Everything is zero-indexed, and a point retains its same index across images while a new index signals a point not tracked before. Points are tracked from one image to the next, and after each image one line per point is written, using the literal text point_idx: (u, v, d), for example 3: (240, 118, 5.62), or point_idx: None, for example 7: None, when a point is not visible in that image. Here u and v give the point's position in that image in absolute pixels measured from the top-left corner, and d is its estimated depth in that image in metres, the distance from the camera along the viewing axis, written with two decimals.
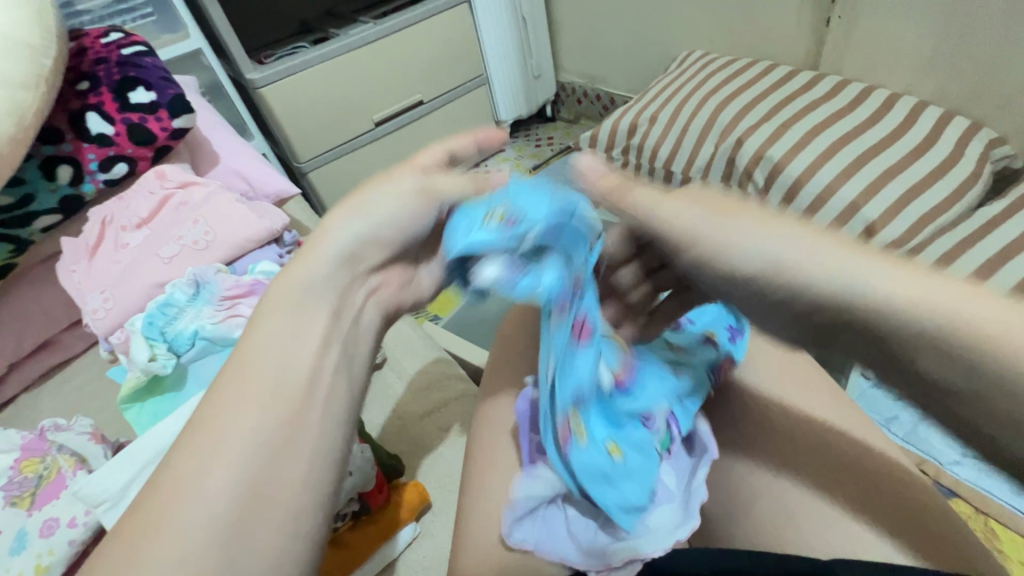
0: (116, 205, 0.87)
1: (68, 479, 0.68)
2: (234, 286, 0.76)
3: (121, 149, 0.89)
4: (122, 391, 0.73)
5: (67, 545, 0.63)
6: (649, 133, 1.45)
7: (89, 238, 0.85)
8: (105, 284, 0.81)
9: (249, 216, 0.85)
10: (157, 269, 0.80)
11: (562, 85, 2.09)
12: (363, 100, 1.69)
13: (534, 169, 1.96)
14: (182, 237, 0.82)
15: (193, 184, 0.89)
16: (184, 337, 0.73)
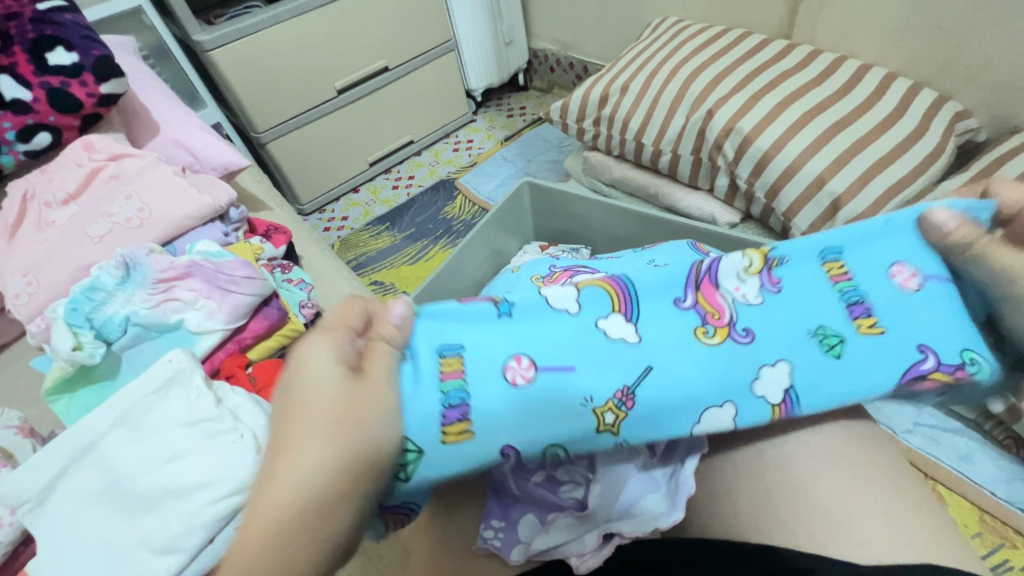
0: (40, 180, 0.80)
1: None
2: (169, 268, 0.64)
3: (42, 118, 0.81)
4: (45, 382, 0.60)
5: None
6: (621, 103, 1.43)
7: (8, 217, 0.77)
8: (28, 266, 0.72)
9: (187, 190, 0.79)
10: (86, 250, 0.72)
11: (535, 52, 2.25)
12: (323, 69, 1.75)
13: (505, 141, 2.14)
14: (113, 214, 0.75)
15: (125, 156, 0.82)
16: (115, 324, 0.61)
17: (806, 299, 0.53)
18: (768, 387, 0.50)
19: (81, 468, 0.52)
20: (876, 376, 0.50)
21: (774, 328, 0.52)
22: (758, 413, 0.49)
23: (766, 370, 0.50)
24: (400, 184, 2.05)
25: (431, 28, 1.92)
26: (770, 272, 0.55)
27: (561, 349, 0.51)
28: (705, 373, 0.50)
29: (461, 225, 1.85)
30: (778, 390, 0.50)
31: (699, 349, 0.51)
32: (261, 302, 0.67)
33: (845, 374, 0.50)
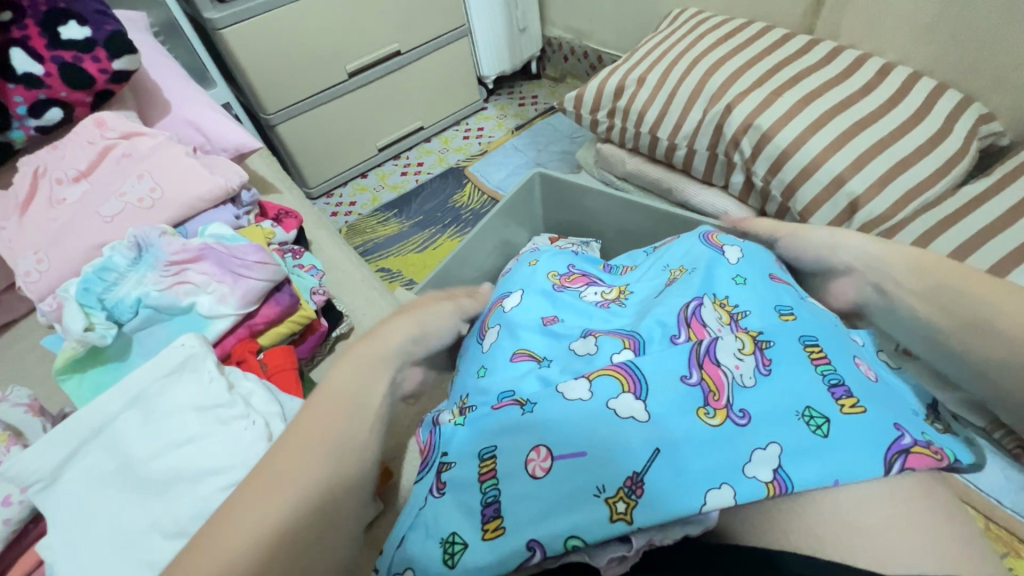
0: (51, 156, 0.79)
1: None
2: (181, 250, 0.64)
3: (54, 93, 0.80)
4: (55, 360, 0.59)
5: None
6: (637, 96, 1.41)
7: (20, 192, 0.76)
8: (40, 243, 0.71)
9: (200, 171, 0.78)
10: (97, 229, 0.71)
11: (549, 40, 2.22)
12: (334, 52, 1.73)
13: (516, 130, 2.12)
14: (124, 193, 0.74)
15: (137, 134, 0.81)
16: (127, 305, 0.61)
17: (796, 383, 0.51)
18: (756, 467, 0.46)
19: (93, 448, 0.52)
20: (859, 466, 0.45)
21: (771, 411, 0.49)
22: (755, 494, 0.45)
23: (755, 460, 0.46)
24: (409, 171, 2.04)
25: (445, 12, 1.89)
26: (762, 353, 0.54)
27: (571, 433, 0.51)
28: (704, 458, 0.47)
29: (470, 214, 1.84)
30: (757, 470, 0.46)
31: (698, 428, 0.49)
32: (272, 288, 0.66)
33: (839, 455, 0.46)
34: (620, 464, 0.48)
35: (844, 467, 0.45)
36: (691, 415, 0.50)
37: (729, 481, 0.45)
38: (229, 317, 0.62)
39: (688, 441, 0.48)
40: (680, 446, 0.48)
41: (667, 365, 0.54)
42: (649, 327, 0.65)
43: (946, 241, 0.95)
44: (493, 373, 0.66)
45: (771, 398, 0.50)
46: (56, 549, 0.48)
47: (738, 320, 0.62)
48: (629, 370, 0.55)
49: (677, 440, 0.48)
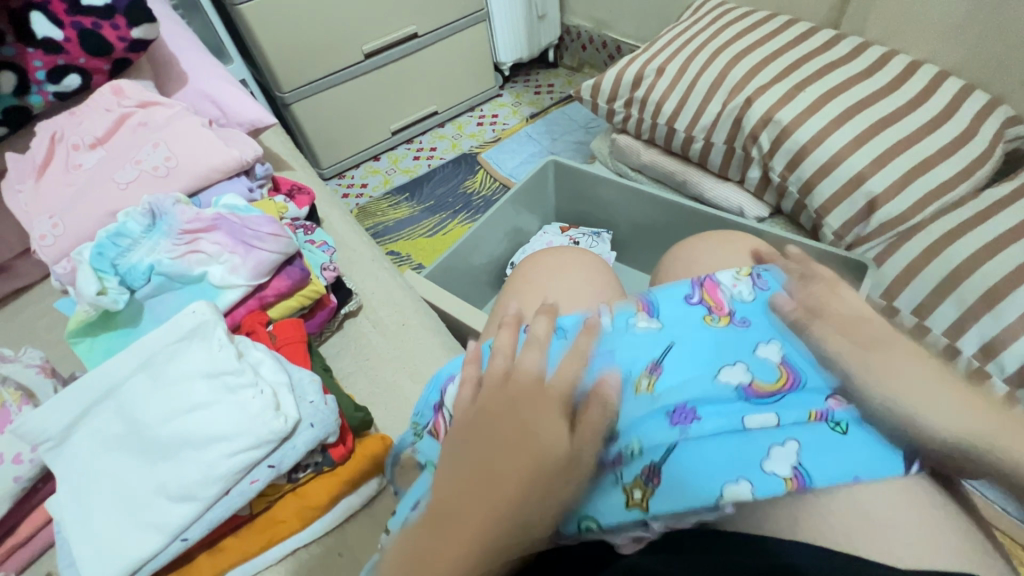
0: (68, 122, 0.79)
1: (12, 415, 0.58)
2: (195, 219, 0.64)
3: (73, 60, 0.80)
4: (68, 323, 0.60)
5: (10, 481, 0.53)
6: (655, 86, 1.39)
7: (36, 156, 0.76)
8: (55, 208, 0.72)
9: (215, 142, 0.78)
10: (111, 195, 0.71)
11: (567, 29, 2.20)
12: (352, 31, 1.71)
13: (531, 118, 2.10)
14: (139, 161, 0.74)
15: (154, 104, 0.81)
16: (139, 271, 0.61)
17: (811, 379, 0.50)
18: (775, 462, 0.45)
19: (104, 410, 0.53)
20: (878, 463, 0.44)
21: (790, 409, 0.48)
22: (771, 490, 0.44)
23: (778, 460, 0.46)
24: (422, 155, 2.03)
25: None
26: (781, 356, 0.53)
27: None
28: (724, 450, 0.47)
29: (481, 200, 1.83)
30: (777, 463, 0.45)
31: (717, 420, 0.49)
32: (284, 261, 0.66)
33: (858, 453, 0.44)
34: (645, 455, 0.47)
35: (864, 464, 0.44)
36: (724, 413, 0.49)
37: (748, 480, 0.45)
38: (240, 288, 0.62)
39: (710, 435, 0.48)
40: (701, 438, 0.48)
41: (687, 350, 0.56)
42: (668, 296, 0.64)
43: (965, 243, 0.94)
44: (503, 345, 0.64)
45: (793, 400, 0.49)
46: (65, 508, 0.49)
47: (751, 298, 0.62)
48: (653, 363, 0.55)
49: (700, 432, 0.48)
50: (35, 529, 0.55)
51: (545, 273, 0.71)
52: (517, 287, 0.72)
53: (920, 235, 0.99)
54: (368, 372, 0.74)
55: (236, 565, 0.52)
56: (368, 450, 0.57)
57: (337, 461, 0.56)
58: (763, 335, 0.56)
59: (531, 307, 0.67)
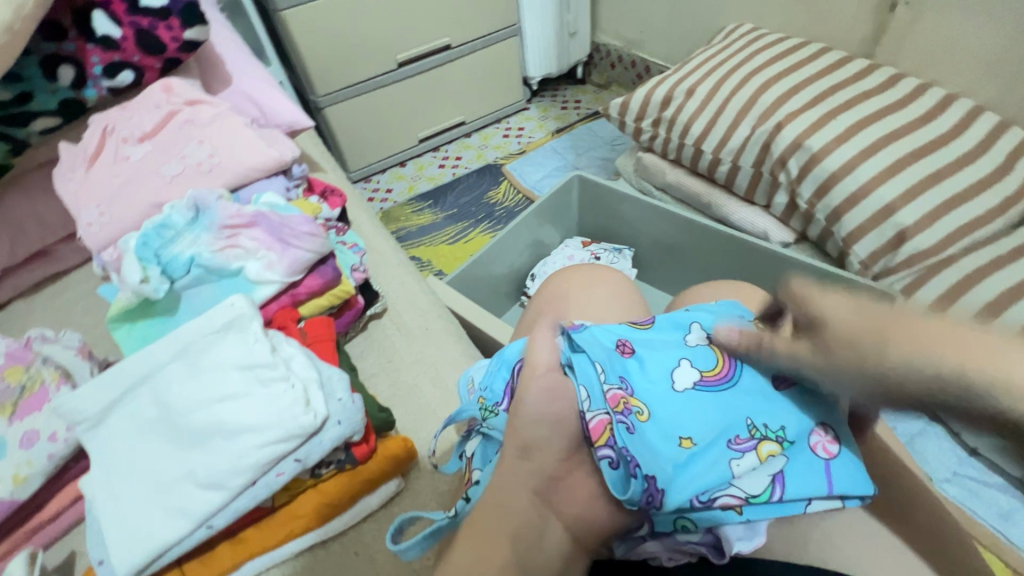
0: (119, 116, 0.82)
1: (51, 394, 0.61)
2: (236, 215, 0.66)
3: (128, 57, 0.84)
4: (110, 308, 0.62)
5: (46, 459, 0.57)
6: (684, 107, 1.40)
7: (88, 147, 0.79)
8: (102, 197, 0.75)
9: (257, 142, 0.80)
10: (156, 188, 0.74)
11: (597, 47, 2.22)
12: (387, 40, 1.76)
13: (557, 132, 2.12)
14: (184, 157, 0.77)
15: (201, 103, 0.84)
16: (180, 263, 0.63)
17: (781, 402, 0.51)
18: (810, 452, 0.50)
19: (139, 395, 0.54)
20: (856, 483, 0.49)
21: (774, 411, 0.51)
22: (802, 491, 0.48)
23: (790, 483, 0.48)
24: (447, 164, 2.06)
25: (497, 11, 1.91)
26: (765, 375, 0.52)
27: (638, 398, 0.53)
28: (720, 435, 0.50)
29: (504, 211, 1.85)
30: (767, 478, 0.48)
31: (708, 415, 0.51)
32: (318, 260, 0.67)
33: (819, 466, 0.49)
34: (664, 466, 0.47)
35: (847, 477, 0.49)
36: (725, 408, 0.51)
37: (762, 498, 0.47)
38: (275, 283, 0.64)
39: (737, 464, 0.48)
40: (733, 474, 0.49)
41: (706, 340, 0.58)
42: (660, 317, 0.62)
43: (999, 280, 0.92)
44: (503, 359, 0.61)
45: (774, 404, 0.51)
46: (96, 487, 0.51)
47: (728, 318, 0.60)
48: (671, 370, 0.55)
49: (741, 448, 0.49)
50: (62, 506, 0.58)
51: (578, 288, 0.72)
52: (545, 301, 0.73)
53: (947, 270, 0.97)
54: (390, 374, 0.75)
55: (254, 557, 0.52)
56: (389, 450, 0.57)
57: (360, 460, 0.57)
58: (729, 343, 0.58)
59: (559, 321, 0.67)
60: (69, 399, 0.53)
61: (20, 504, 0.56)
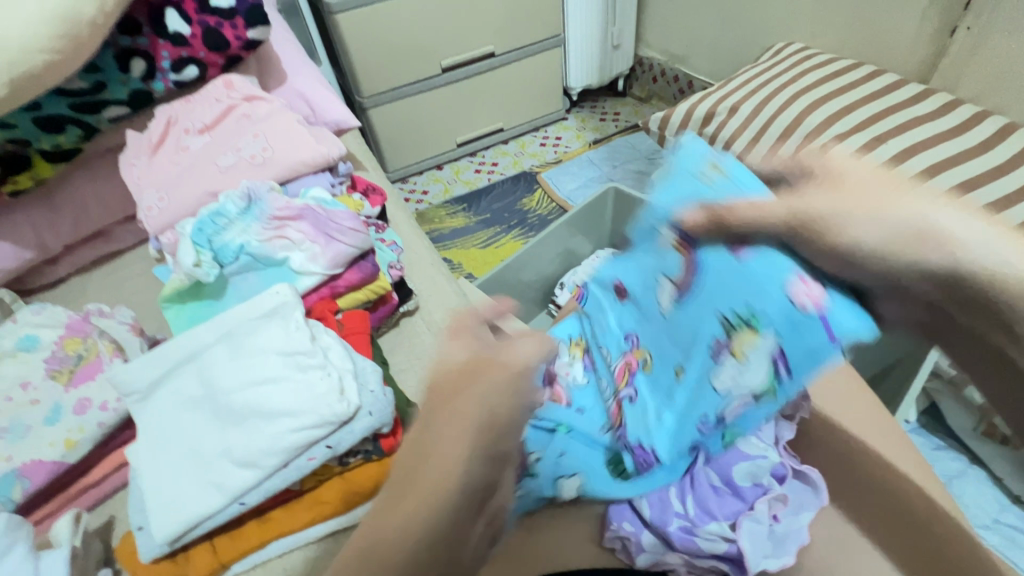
0: (182, 108, 0.87)
1: (105, 365, 0.64)
2: (285, 208, 0.68)
3: (194, 53, 0.89)
4: (164, 289, 0.66)
5: (96, 426, 0.60)
6: (727, 124, 1.38)
7: (152, 136, 0.84)
8: (162, 183, 0.79)
9: (308, 139, 0.83)
10: (212, 177, 0.78)
11: (639, 60, 2.23)
12: (433, 46, 1.80)
13: (594, 143, 2.12)
14: (239, 149, 0.81)
15: (258, 99, 0.89)
16: (230, 250, 0.66)
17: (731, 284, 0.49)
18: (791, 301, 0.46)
19: (187, 373, 0.57)
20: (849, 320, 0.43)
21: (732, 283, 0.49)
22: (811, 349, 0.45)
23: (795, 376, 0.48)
24: (483, 169, 2.09)
25: (542, 21, 1.93)
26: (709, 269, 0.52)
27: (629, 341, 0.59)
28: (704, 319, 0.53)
29: (536, 219, 1.87)
30: (767, 363, 0.49)
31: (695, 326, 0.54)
32: (358, 255, 0.69)
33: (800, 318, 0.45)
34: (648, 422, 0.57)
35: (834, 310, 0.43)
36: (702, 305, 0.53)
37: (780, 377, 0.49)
38: (317, 275, 0.66)
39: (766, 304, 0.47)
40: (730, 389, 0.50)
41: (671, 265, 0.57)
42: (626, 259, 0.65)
43: None
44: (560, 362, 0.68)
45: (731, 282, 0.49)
46: (141, 457, 0.53)
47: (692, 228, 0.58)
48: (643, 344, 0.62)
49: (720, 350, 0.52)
50: (106, 473, 0.62)
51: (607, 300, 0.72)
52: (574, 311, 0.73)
53: None
54: (418, 370, 0.76)
55: (282, 536, 0.55)
56: None
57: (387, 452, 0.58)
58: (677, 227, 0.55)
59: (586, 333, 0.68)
60: (125, 370, 0.57)
61: (69, 468, 0.60)
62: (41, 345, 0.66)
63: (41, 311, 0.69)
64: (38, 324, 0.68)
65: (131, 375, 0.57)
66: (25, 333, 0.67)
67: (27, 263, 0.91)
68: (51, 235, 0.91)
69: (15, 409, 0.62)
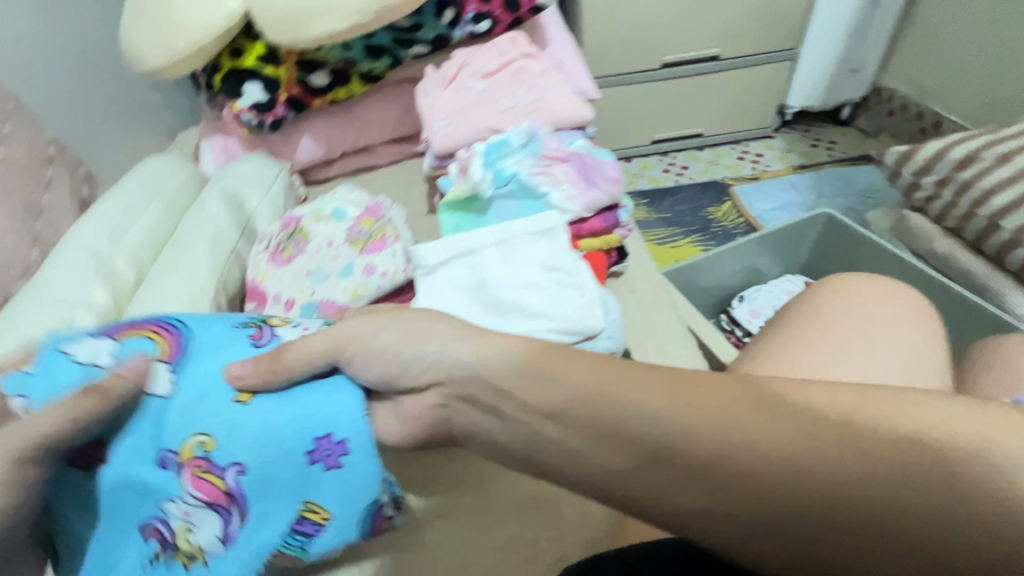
0: (473, 54, 1.01)
1: (388, 244, 0.80)
2: (557, 150, 0.78)
3: (491, 10, 1.05)
4: (447, 195, 0.78)
5: (377, 288, 0.76)
6: (991, 172, 1.18)
7: (447, 73, 0.99)
8: (449, 113, 0.93)
9: (573, 98, 0.92)
10: (491, 115, 0.91)
11: (877, 90, 2.02)
12: (663, 40, 1.80)
13: (799, 168, 1.98)
14: (516, 97, 0.93)
15: (533, 57, 1.00)
16: (506, 175, 0.76)
17: (265, 537, 0.54)
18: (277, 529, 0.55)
19: (465, 263, 0.68)
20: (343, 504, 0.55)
21: (257, 544, 0.54)
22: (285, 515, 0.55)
23: (172, 501, 0.54)
24: (671, 170, 2.06)
25: (785, 30, 1.82)
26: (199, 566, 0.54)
27: (238, 444, 0.54)
28: (257, 461, 0.54)
29: (719, 230, 1.82)
30: (240, 519, 0.54)
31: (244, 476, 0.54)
32: (607, 206, 0.76)
33: (255, 547, 0.54)
34: (268, 446, 0.54)
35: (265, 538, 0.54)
36: (262, 527, 0.55)
37: (299, 545, 0.56)
38: (574, 212, 0.74)
39: (170, 500, 0.54)
40: (343, 518, 0.55)
41: (197, 534, 0.54)
42: (171, 460, 0.54)
43: None
44: (212, 343, 0.60)
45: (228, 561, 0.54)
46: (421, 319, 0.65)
47: (204, 461, 0.54)
48: (239, 464, 0.54)
49: (182, 469, 0.54)
50: None
51: (864, 301, 0.70)
52: (815, 312, 0.71)
53: None
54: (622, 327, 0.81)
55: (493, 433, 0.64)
56: None
57: None
58: (155, 503, 0.54)
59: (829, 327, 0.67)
60: (422, 250, 0.70)
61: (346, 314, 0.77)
62: (346, 218, 0.85)
63: (352, 192, 0.89)
64: (348, 201, 0.87)
65: (425, 255, 0.70)
66: (337, 205, 0.87)
67: (318, 158, 1.14)
68: (340, 141, 1.13)
69: (321, 259, 0.81)
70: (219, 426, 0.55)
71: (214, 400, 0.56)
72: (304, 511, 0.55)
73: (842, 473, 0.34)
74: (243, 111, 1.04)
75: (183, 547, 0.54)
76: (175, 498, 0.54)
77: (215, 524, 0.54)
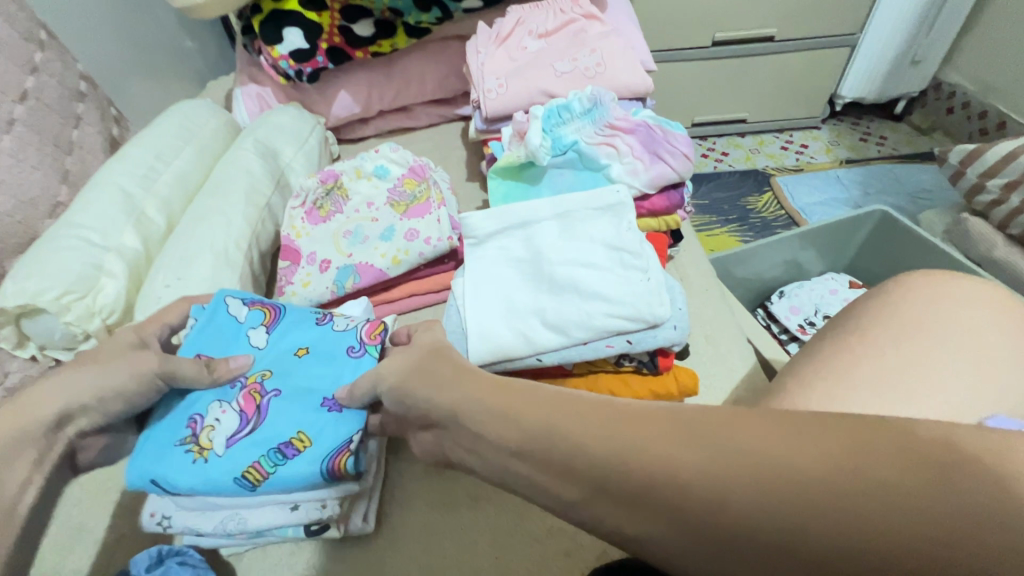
0: (529, 12, 0.94)
1: (432, 209, 0.74)
2: (623, 120, 0.72)
3: None
4: (499, 160, 0.73)
5: (418, 255, 0.71)
6: None
7: (501, 30, 0.92)
8: (501, 73, 0.87)
9: (635, 66, 0.86)
10: (547, 78, 0.85)
11: (937, 84, 1.89)
12: (717, 16, 1.68)
13: (846, 162, 1.89)
14: (575, 60, 0.86)
15: (594, 19, 0.93)
16: (566, 143, 0.71)
17: (248, 455, 0.54)
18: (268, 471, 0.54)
19: (520, 235, 0.64)
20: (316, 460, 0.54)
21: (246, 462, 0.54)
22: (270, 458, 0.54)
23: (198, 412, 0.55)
24: (710, 156, 1.97)
25: (849, 13, 1.69)
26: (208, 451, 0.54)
27: (295, 386, 0.58)
28: (287, 410, 0.57)
29: (758, 221, 1.74)
30: (245, 434, 0.55)
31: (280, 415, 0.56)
32: (672, 184, 0.71)
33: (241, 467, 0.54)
34: (309, 394, 0.58)
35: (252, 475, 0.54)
36: (249, 453, 0.54)
37: (274, 463, 0.54)
38: (636, 188, 0.68)
39: (210, 403, 0.56)
40: (318, 449, 0.54)
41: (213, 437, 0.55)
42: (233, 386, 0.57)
43: None
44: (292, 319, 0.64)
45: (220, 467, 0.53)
46: (470, 291, 0.61)
47: (261, 386, 0.58)
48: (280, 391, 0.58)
49: (241, 388, 0.58)
50: (403, 294, 0.75)
51: (953, 304, 0.60)
52: (888, 308, 0.61)
53: None
54: None
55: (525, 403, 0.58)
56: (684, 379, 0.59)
57: (660, 369, 0.59)
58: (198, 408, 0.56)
59: (927, 332, 0.57)
60: (475, 218, 0.65)
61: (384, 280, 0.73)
62: (390, 178, 0.81)
63: (396, 151, 0.84)
64: (391, 160, 0.82)
65: (479, 222, 0.65)
66: (380, 164, 0.82)
67: (354, 116, 1.09)
68: (377, 98, 1.07)
69: (361, 219, 0.77)
70: (281, 366, 0.60)
71: (287, 353, 0.61)
72: (295, 441, 0.55)
73: (830, 485, 0.26)
74: (282, 58, 0.98)
75: (201, 441, 0.54)
76: (216, 402, 0.56)
77: (235, 442, 0.55)
